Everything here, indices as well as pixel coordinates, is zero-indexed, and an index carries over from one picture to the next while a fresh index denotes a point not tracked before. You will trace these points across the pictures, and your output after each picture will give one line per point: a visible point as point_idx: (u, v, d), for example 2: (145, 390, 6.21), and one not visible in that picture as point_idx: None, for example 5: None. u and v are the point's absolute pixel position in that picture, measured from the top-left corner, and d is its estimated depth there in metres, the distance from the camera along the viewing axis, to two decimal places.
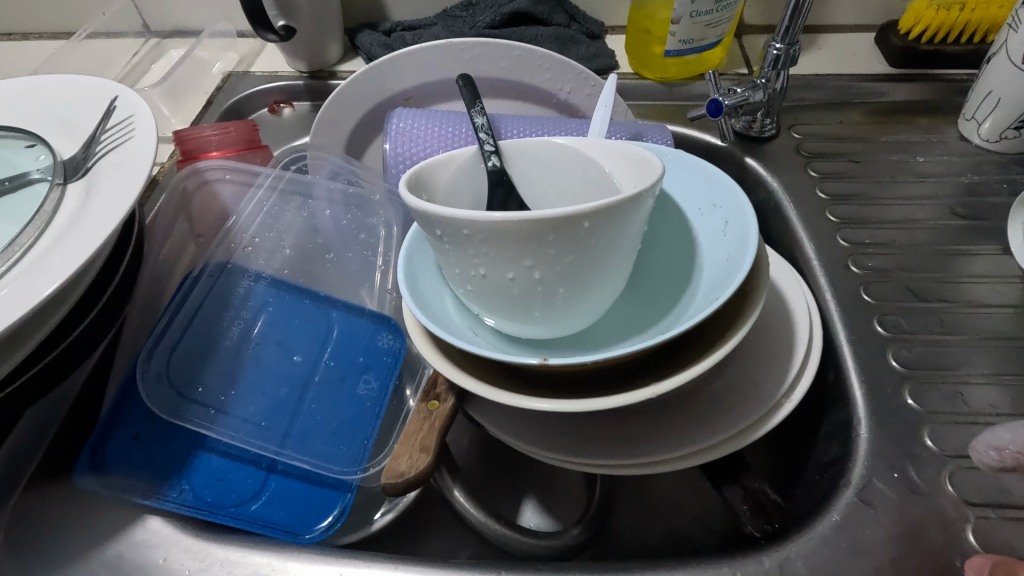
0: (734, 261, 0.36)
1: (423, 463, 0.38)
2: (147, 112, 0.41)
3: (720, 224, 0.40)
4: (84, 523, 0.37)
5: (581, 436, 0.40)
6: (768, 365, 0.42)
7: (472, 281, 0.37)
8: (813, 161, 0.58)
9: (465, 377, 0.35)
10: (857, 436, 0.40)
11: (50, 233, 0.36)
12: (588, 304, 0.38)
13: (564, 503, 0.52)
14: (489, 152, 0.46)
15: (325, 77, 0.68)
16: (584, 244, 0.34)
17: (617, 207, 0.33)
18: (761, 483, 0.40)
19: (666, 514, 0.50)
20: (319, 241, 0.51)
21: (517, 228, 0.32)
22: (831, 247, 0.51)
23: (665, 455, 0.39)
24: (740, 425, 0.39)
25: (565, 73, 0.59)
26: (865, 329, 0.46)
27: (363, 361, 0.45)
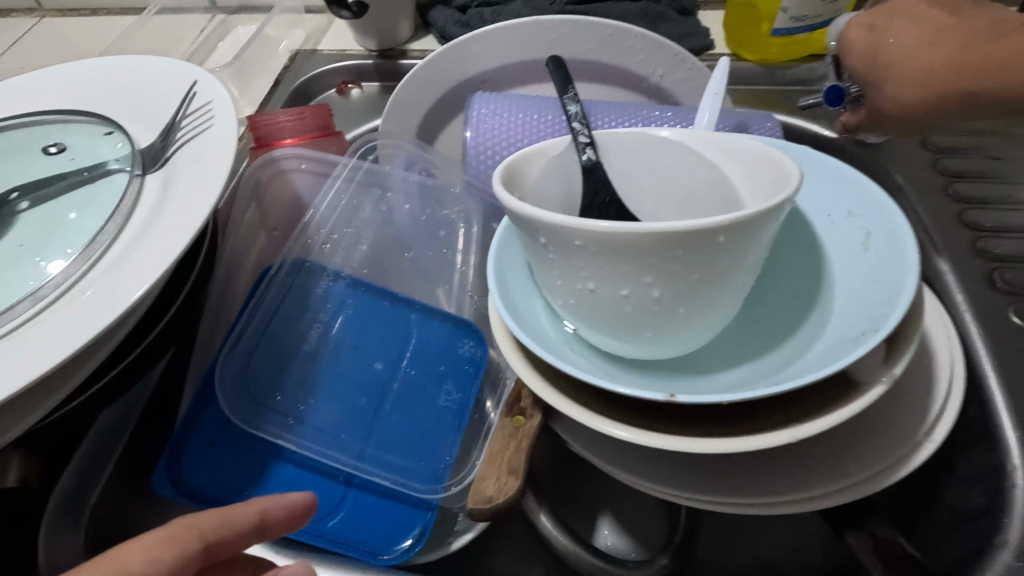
0: (892, 284, 0.31)
1: (511, 486, 0.35)
2: (226, 97, 0.39)
3: (859, 235, 0.35)
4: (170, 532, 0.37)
5: (690, 468, 0.36)
6: (903, 397, 0.36)
7: (576, 294, 0.33)
8: (943, 157, 0.51)
9: (564, 402, 0.32)
10: (1011, 487, 0.35)
11: (130, 229, 0.34)
12: (705, 324, 0.34)
13: (644, 517, 0.48)
14: (583, 145, 0.41)
15: (395, 57, 0.64)
16: (713, 262, 0.30)
17: (755, 219, 0.29)
18: (892, 531, 0.35)
19: (755, 543, 0.46)
20: (395, 237, 0.48)
21: (639, 241, 0.28)
22: (968, 260, 0.45)
23: (786, 497, 0.34)
24: (877, 468, 0.34)
25: (659, 54, 0.54)
26: (1016, 359, 0.40)
27: (443, 369, 0.42)
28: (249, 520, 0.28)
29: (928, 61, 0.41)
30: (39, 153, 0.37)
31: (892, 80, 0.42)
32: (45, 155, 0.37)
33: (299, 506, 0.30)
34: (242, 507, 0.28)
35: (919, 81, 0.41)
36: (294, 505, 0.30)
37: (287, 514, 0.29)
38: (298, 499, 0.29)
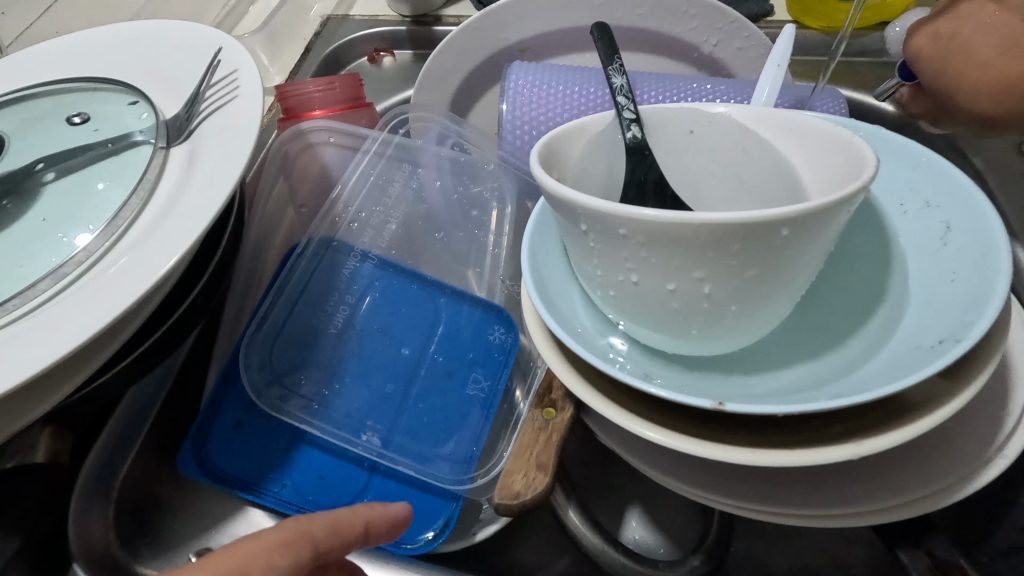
0: (973, 288, 0.28)
1: (541, 483, 0.34)
2: (252, 66, 0.37)
3: (936, 229, 0.32)
4: (203, 511, 0.37)
5: (732, 473, 0.34)
6: (974, 405, 0.33)
7: (617, 285, 0.31)
8: None
9: (601, 401, 0.30)
10: None
11: (154, 204, 0.33)
12: (758, 323, 0.31)
13: (675, 511, 0.46)
14: (628, 121, 0.38)
15: (429, 23, 0.61)
16: (774, 257, 0.27)
17: (824, 211, 0.26)
18: (953, 551, 0.33)
19: (795, 547, 0.44)
20: (426, 215, 0.46)
21: (693, 232, 0.26)
22: None
23: (837, 509, 0.32)
24: (941, 485, 0.31)
25: (714, 21, 0.50)
26: None
27: (472, 356, 0.41)
28: (355, 532, 0.27)
29: (997, 71, 0.35)
30: (63, 124, 0.36)
31: (963, 79, 0.36)
32: (69, 124, 0.36)
33: (398, 519, 0.29)
34: (349, 516, 0.28)
35: (988, 84, 0.35)
36: (394, 519, 0.29)
37: (387, 526, 0.29)
38: (399, 515, 0.29)
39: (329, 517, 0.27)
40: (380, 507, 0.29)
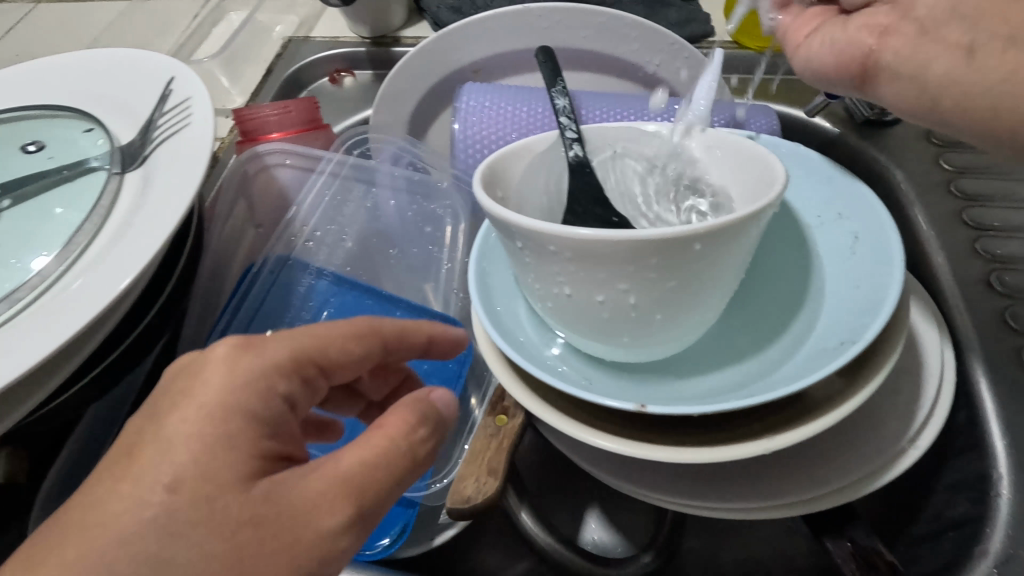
0: (873, 293, 0.30)
1: (490, 487, 0.35)
2: (205, 93, 0.38)
3: (847, 238, 0.35)
4: None
5: (670, 472, 0.36)
6: (890, 401, 0.36)
7: (552, 298, 0.33)
8: (947, 151, 0.50)
9: (539, 406, 0.32)
10: (995, 495, 0.34)
11: (108, 228, 0.34)
12: (683, 330, 0.33)
13: (630, 511, 0.47)
14: (570, 140, 0.40)
15: (388, 44, 0.63)
16: (692, 269, 0.29)
17: (731, 226, 0.28)
18: (874, 539, 0.35)
19: (742, 542, 0.46)
20: (382, 233, 0.47)
21: (614, 247, 0.28)
22: (965, 260, 0.44)
23: (765, 503, 0.34)
24: (856, 476, 0.33)
25: (656, 43, 0.52)
26: (1008, 363, 0.38)
27: (426, 368, 0.43)
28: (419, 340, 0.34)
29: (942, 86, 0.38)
30: (18, 152, 0.37)
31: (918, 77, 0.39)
32: (24, 153, 0.37)
33: (456, 340, 0.37)
34: (416, 327, 0.34)
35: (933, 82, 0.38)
36: (455, 338, 0.37)
37: (447, 344, 0.36)
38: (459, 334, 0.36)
39: (397, 322, 0.33)
40: (442, 329, 0.36)
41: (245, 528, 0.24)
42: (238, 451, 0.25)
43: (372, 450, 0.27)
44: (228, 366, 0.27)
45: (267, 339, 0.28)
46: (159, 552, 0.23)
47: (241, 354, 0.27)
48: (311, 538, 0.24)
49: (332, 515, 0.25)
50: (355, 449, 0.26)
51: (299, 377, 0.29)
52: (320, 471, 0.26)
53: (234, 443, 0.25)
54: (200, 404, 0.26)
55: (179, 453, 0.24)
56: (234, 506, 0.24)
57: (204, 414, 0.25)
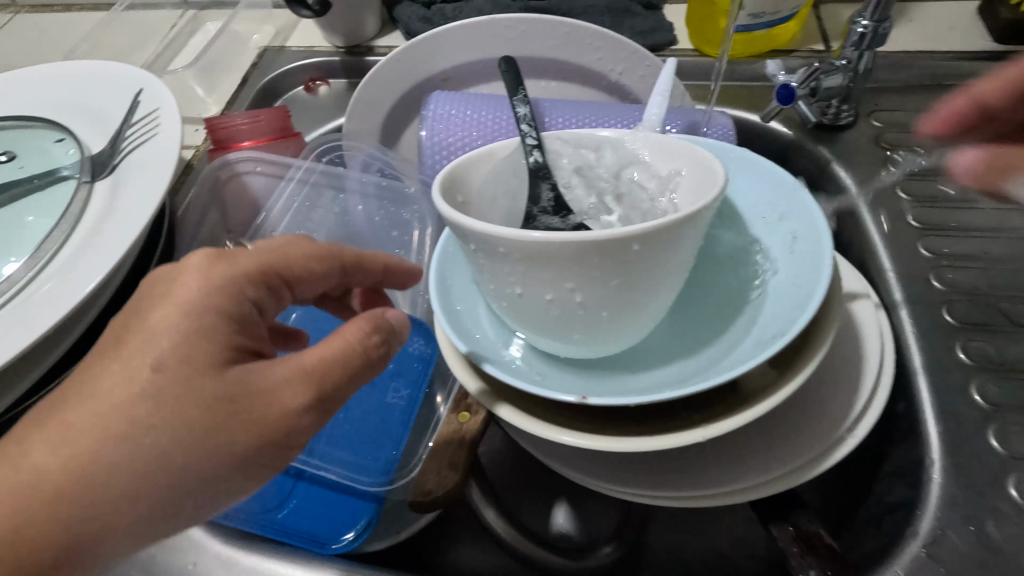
0: (804, 289, 0.32)
1: (451, 480, 0.37)
2: (173, 104, 0.39)
3: (786, 238, 0.36)
4: None
5: (623, 463, 0.38)
6: (830, 394, 0.38)
7: (506, 297, 0.34)
8: (896, 155, 0.52)
9: (494, 401, 0.33)
10: (929, 480, 0.36)
11: (78, 234, 0.35)
12: (631, 327, 0.35)
13: (595, 505, 0.49)
14: (530, 147, 0.42)
15: (361, 53, 0.64)
16: (633, 268, 0.31)
17: (668, 228, 0.30)
18: (815, 524, 0.37)
19: (703, 532, 0.48)
20: (351, 237, 0.49)
21: (558, 248, 0.29)
22: (909, 258, 0.46)
23: (711, 490, 0.36)
24: (796, 464, 0.35)
25: (617, 52, 0.54)
26: (945, 356, 0.40)
27: (392, 367, 0.44)
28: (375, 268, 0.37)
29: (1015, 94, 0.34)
30: None
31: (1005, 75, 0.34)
32: None
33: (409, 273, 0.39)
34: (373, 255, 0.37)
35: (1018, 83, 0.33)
36: (407, 272, 0.39)
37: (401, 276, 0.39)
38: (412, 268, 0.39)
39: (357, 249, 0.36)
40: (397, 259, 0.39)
41: (214, 399, 0.27)
42: (212, 339, 0.28)
43: (336, 344, 0.30)
44: (202, 274, 0.29)
45: (237, 253, 0.31)
46: (150, 411, 0.26)
47: (215, 262, 0.30)
48: (274, 411, 0.28)
49: (295, 397, 0.28)
50: (319, 348, 0.29)
51: (267, 286, 0.32)
52: (283, 363, 0.29)
53: (205, 335, 0.28)
54: (176, 302, 0.29)
55: (163, 339, 0.28)
56: (205, 385, 0.27)
57: (185, 312, 0.28)
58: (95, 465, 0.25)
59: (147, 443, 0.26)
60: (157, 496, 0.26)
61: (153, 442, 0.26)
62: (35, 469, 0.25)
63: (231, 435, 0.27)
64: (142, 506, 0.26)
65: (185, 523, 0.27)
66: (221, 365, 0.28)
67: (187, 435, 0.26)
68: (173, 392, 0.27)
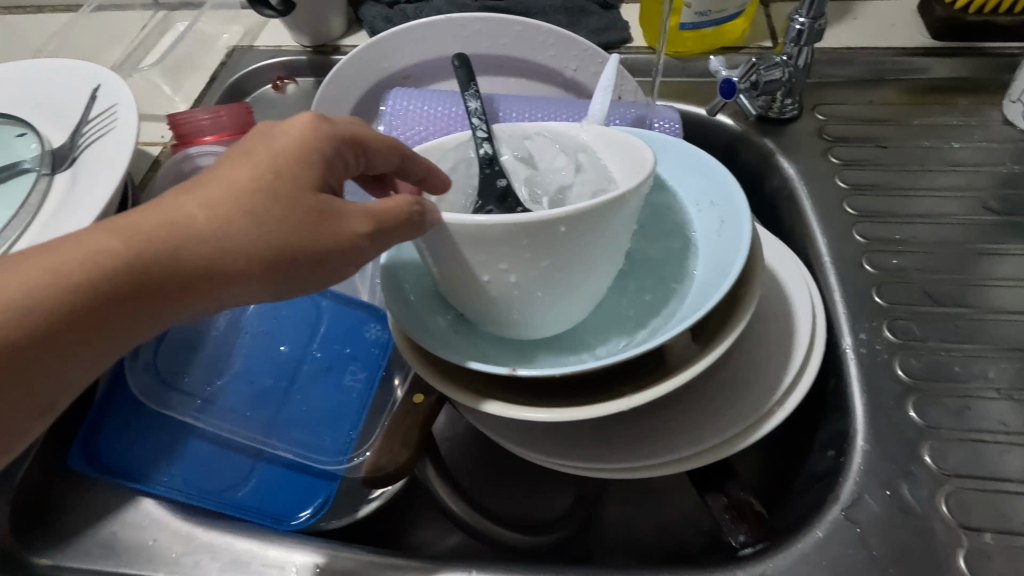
0: (723, 270, 0.35)
1: (402, 457, 0.41)
2: (131, 99, 0.41)
3: (716, 222, 0.39)
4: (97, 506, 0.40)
5: (567, 439, 0.40)
6: (761, 371, 0.41)
7: (449, 281, 0.36)
8: (836, 146, 0.54)
9: (440, 380, 0.36)
10: (852, 448, 0.38)
11: (36, 224, 0.37)
12: (567, 307, 0.37)
13: (549, 486, 0.51)
14: (480, 139, 0.44)
15: (327, 52, 0.66)
16: (562, 249, 0.33)
17: (592, 211, 0.32)
18: (746, 493, 0.39)
19: (653, 510, 0.50)
20: None
21: (488, 231, 0.31)
22: (844, 243, 0.48)
23: (647, 461, 0.38)
24: (724, 436, 0.38)
25: (571, 50, 0.56)
26: (872, 334, 0.43)
27: (350, 352, 0.46)
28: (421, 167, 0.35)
29: None
30: None
31: None
32: None
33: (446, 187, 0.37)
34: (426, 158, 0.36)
35: None
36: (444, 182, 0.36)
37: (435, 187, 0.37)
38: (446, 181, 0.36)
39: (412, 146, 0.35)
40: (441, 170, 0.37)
41: (290, 219, 0.29)
42: (296, 173, 0.29)
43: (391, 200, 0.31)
44: (303, 123, 0.31)
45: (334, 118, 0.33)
46: (228, 223, 0.28)
47: (317, 118, 0.32)
48: (336, 241, 0.30)
49: (351, 231, 0.30)
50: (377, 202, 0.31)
51: (347, 148, 0.32)
52: (348, 207, 0.30)
53: (291, 163, 0.30)
54: (269, 136, 0.30)
55: (254, 163, 0.29)
56: (275, 210, 0.28)
57: (287, 146, 0.30)
58: (175, 231, 0.27)
59: (215, 244, 0.28)
60: (203, 279, 0.28)
61: (194, 245, 0.27)
62: (98, 243, 0.26)
63: (291, 254, 0.29)
64: (187, 285, 0.27)
65: (215, 306, 0.29)
66: (299, 193, 0.29)
67: (228, 249, 0.28)
68: (258, 202, 0.28)
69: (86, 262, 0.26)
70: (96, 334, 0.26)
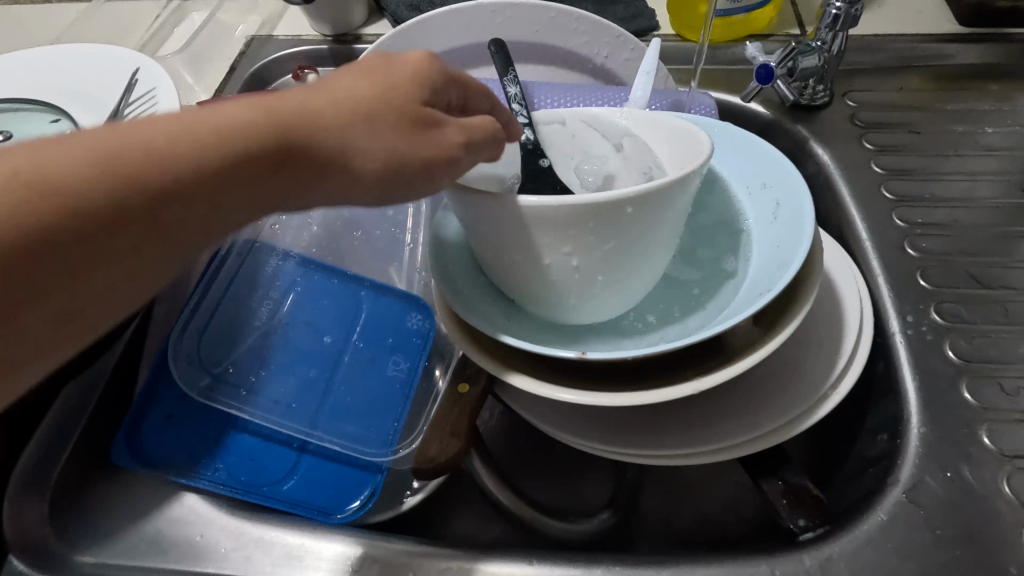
0: (786, 251, 0.34)
1: (453, 447, 0.38)
2: (170, 84, 0.40)
3: (770, 205, 0.38)
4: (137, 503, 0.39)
5: (620, 426, 0.40)
6: (812, 356, 0.40)
7: (506, 265, 0.35)
8: (869, 132, 0.54)
9: (498, 367, 0.35)
10: (909, 431, 0.38)
11: None
12: (626, 291, 0.36)
13: (589, 475, 0.50)
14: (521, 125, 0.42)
15: (349, 42, 0.65)
16: (626, 231, 0.32)
17: (660, 192, 0.31)
18: (802, 477, 0.38)
19: (695, 498, 0.49)
20: (346, 217, 0.49)
21: (555, 212, 0.31)
22: (884, 228, 0.48)
23: (704, 447, 0.38)
24: (781, 420, 0.38)
25: (602, 36, 0.56)
26: (920, 317, 0.43)
27: (392, 342, 0.45)
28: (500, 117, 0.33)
29: None
30: None
31: None
32: None
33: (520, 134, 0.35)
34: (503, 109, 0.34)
35: None
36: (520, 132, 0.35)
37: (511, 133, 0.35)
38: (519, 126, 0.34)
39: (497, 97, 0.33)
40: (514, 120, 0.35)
41: (403, 133, 0.26)
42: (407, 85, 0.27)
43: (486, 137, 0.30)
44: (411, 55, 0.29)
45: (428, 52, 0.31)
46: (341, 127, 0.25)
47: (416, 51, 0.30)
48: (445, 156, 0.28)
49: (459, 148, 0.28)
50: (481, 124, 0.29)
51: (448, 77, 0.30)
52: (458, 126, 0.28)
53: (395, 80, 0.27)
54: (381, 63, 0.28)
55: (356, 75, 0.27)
56: (389, 119, 0.26)
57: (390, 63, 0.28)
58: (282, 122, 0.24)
59: (337, 148, 0.26)
60: (311, 179, 0.25)
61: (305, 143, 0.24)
62: (236, 118, 0.24)
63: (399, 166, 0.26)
64: (295, 185, 0.25)
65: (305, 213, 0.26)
66: (410, 105, 0.27)
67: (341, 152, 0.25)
68: (379, 113, 0.26)
69: (220, 146, 0.23)
70: (198, 237, 0.23)
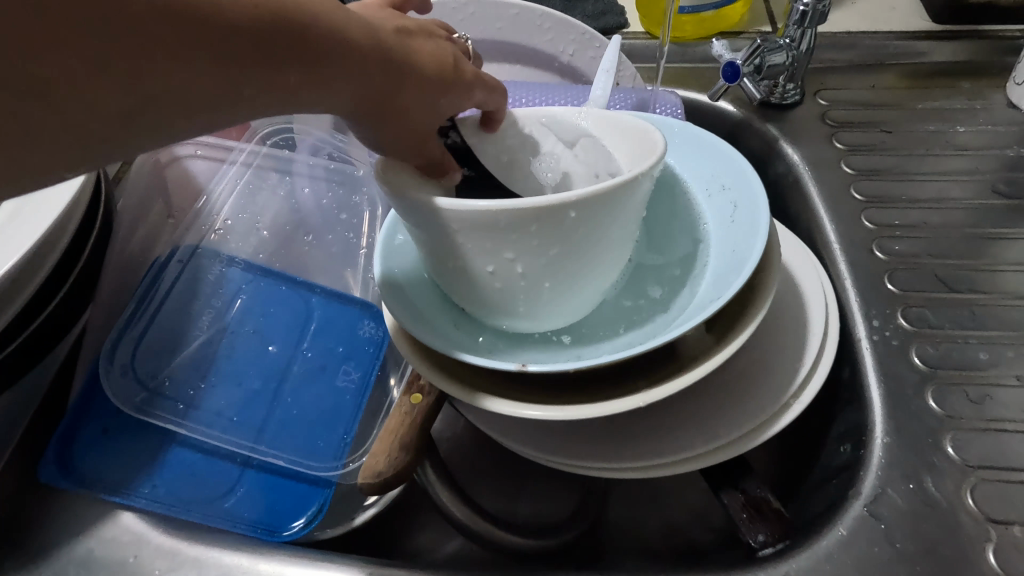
0: (740, 255, 0.33)
1: (402, 461, 0.36)
2: None
3: (728, 207, 0.37)
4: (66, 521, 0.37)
5: (576, 438, 0.38)
6: (775, 363, 0.39)
7: (450, 272, 0.34)
8: (840, 131, 0.53)
9: (443, 380, 0.34)
10: (872, 440, 0.36)
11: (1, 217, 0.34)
12: (575, 298, 0.35)
13: (553, 485, 0.49)
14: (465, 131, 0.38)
15: None
16: (571, 236, 0.31)
17: (605, 195, 0.30)
18: (764, 490, 0.37)
19: (661, 509, 0.48)
20: (299, 220, 0.48)
21: (494, 217, 0.29)
22: (853, 230, 0.47)
23: (661, 459, 0.36)
24: (740, 431, 0.36)
25: (567, 33, 0.54)
26: (886, 322, 0.41)
27: (343, 351, 0.43)
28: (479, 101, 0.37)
29: None
30: None
31: None
32: None
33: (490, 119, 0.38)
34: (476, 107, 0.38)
35: None
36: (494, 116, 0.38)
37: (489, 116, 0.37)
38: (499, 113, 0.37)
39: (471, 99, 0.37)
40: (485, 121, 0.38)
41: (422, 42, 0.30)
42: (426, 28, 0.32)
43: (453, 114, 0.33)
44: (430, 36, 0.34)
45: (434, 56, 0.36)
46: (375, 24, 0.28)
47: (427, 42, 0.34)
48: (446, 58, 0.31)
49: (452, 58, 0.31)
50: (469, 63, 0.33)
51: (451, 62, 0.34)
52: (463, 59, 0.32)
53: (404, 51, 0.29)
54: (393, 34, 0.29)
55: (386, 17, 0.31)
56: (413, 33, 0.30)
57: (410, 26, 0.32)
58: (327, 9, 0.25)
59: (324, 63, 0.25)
60: (296, 89, 0.25)
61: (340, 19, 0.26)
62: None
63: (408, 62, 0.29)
64: (276, 87, 0.24)
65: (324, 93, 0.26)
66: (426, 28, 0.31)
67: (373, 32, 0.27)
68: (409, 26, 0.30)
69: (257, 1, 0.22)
70: (164, 112, 0.22)
